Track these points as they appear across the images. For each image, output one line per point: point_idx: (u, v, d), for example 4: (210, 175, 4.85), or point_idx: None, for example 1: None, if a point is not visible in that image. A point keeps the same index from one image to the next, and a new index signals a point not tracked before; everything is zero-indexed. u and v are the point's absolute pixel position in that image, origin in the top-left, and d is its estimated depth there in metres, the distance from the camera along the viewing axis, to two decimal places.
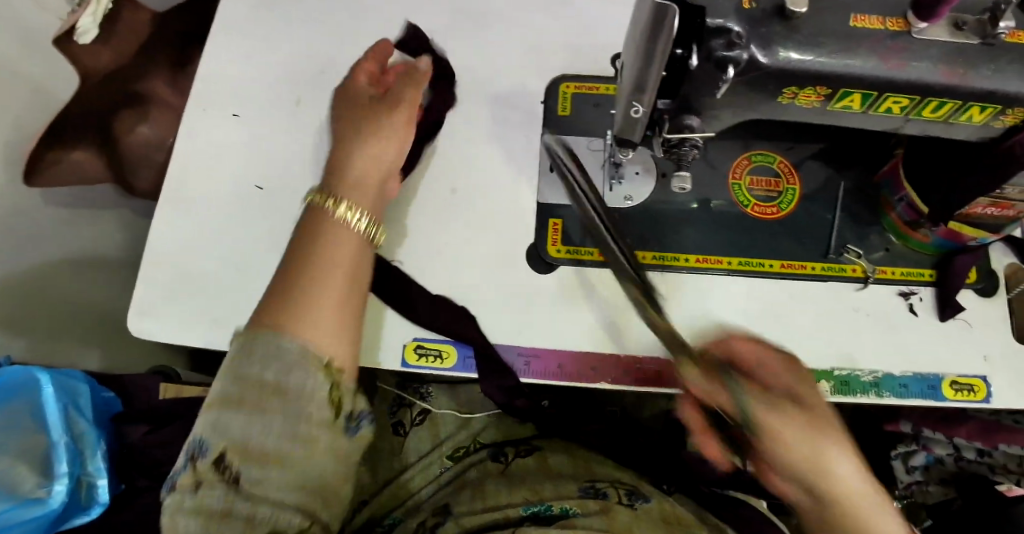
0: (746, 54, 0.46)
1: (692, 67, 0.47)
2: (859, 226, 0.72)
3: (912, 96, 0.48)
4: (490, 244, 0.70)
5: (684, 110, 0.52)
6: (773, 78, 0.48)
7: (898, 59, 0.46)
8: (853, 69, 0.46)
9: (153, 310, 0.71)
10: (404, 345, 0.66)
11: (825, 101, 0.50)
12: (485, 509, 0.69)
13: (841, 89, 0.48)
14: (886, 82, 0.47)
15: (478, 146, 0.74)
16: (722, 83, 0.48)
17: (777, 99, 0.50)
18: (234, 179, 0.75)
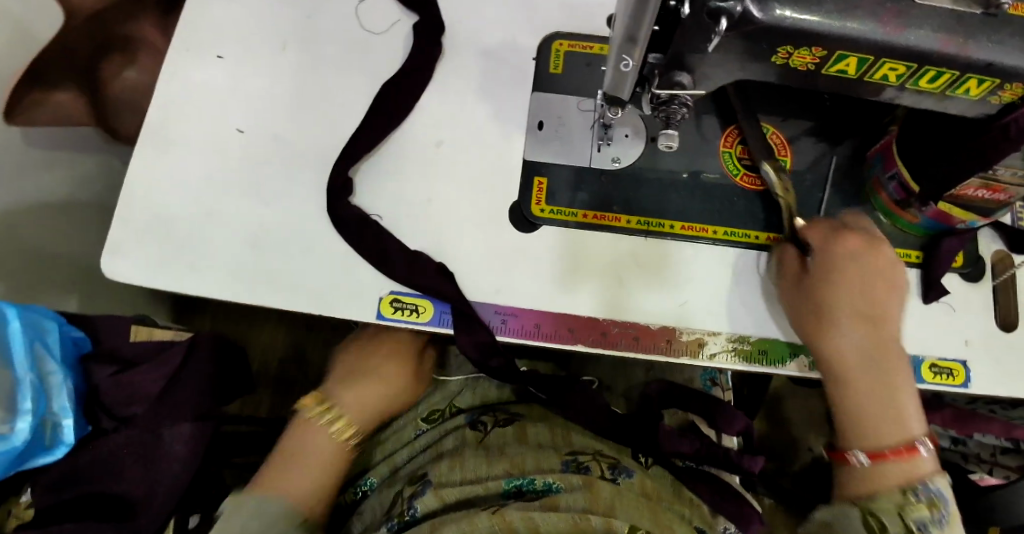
0: (740, 6, 0.43)
1: (684, 17, 0.44)
2: (849, 203, 0.71)
3: (908, 64, 0.46)
4: (474, 200, 0.68)
5: (674, 66, 0.49)
6: (765, 36, 0.46)
7: (896, 24, 0.44)
8: (850, 31, 0.44)
9: (128, 249, 0.69)
10: (381, 297, 0.65)
11: (820, 65, 0.49)
12: (462, 482, 0.67)
13: (837, 53, 0.46)
14: (883, 47, 0.45)
15: (466, 100, 0.72)
16: (715, 36, 0.45)
17: (771, 59, 0.48)
18: (216, 123, 0.73)
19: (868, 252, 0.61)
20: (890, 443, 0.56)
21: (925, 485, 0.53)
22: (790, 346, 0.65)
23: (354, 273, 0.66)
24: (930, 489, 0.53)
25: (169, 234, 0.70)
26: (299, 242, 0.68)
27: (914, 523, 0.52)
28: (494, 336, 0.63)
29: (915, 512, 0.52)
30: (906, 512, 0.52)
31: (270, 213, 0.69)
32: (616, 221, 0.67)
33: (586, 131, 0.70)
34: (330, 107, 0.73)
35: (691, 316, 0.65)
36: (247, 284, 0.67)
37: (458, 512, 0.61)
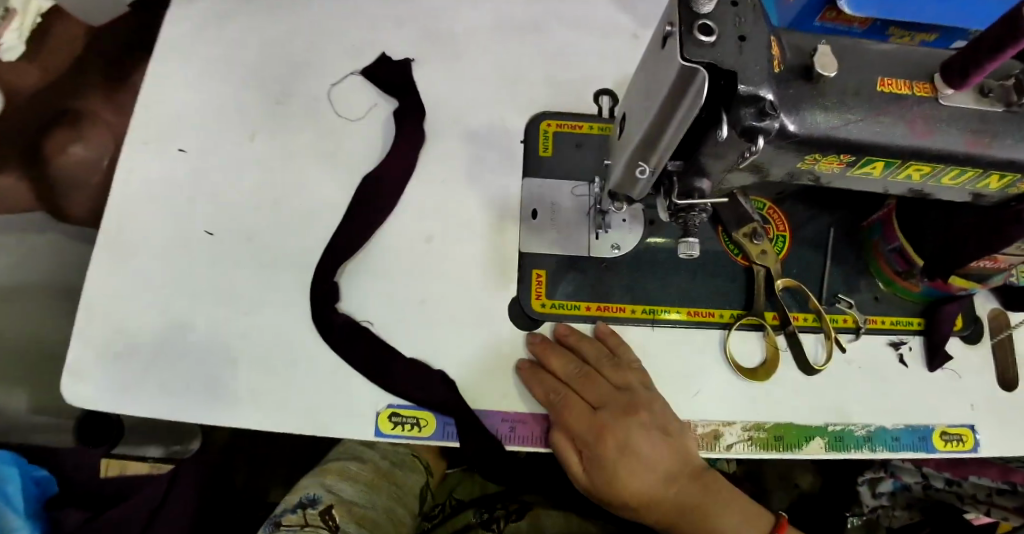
0: (778, 124, 0.37)
1: (720, 138, 0.38)
2: (848, 275, 0.70)
3: (935, 165, 0.41)
4: (469, 299, 0.64)
5: (695, 172, 0.44)
6: (796, 148, 0.40)
7: (925, 127, 0.40)
8: (889, 140, 0.39)
9: (89, 372, 0.62)
10: (378, 412, 0.61)
11: (845, 169, 0.43)
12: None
13: (865, 158, 0.41)
14: (911, 151, 0.40)
15: (453, 189, 0.68)
16: (748, 154, 0.39)
17: (797, 163, 0.43)
18: (180, 224, 0.67)
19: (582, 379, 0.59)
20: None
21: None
22: (804, 429, 0.64)
23: (348, 385, 0.62)
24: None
25: (135, 351, 0.63)
26: (284, 354, 0.63)
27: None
28: (503, 447, 0.60)
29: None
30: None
31: (248, 322, 0.64)
32: (622, 312, 0.65)
33: (583, 217, 0.67)
34: (306, 202, 0.67)
35: (705, 407, 0.63)
36: (230, 403, 0.61)
37: None
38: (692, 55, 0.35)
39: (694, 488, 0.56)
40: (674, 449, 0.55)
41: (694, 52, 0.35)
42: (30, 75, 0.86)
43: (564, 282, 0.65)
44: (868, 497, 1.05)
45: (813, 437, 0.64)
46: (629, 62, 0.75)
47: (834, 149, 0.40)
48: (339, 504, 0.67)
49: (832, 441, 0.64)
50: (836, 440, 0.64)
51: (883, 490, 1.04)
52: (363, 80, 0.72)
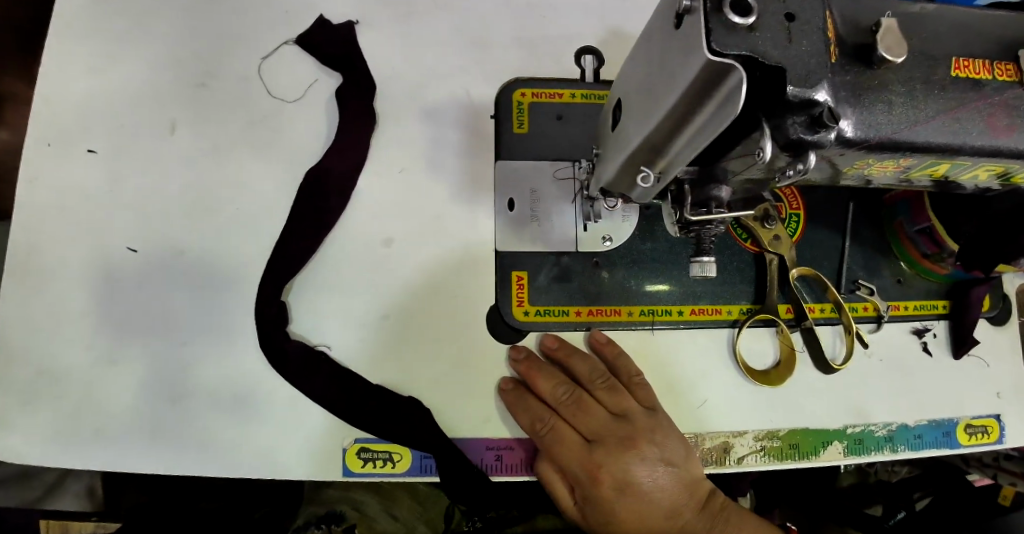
0: (834, 134, 0.30)
1: (759, 158, 0.30)
2: (869, 256, 0.61)
3: (1011, 166, 0.33)
4: (441, 312, 0.56)
5: (712, 181, 0.36)
6: (848, 156, 0.32)
7: (1007, 122, 0.32)
8: (961, 143, 0.31)
9: (12, 425, 0.53)
10: (345, 449, 0.53)
11: (899, 172, 0.36)
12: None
13: (927, 162, 0.33)
14: (988, 154, 0.32)
15: (415, 180, 0.58)
16: (791, 170, 0.32)
17: (841, 168, 0.35)
18: (97, 240, 0.56)
19: (576, 406, 0.51)
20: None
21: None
22: (821, 434, 0.58)
23: (311, 419, 0.54)
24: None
25: (59, 394, 0.54)
26: (233, 390, 0.54)
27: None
28: (487, 479, 0.53)
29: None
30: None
31: (188, 353, 0.54)
32: (616, 315, 0.56)
33: (567, 204, 0.57)
34: (243, 204, 0.57)
35: (714, 418, 0.56)
36: (176, 449, 0.53)
37: None
38: (721, 46, 0.26)
39: (697, 520, 0.51)
40: (678, 481, 0.50)
41: (725, 40, 0.27)
42: None
43: (549, 285, 0.56)
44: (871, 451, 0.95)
45: (831, 442, 0.58)
46: (616, 12, 0.64)
47: (894, 155, 0.32)
48: (358, 521, 0.70)
49: (851, 444, 0.59)
50: (855, 443, 0.59)
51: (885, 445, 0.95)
52: (298, 49, 0.61)
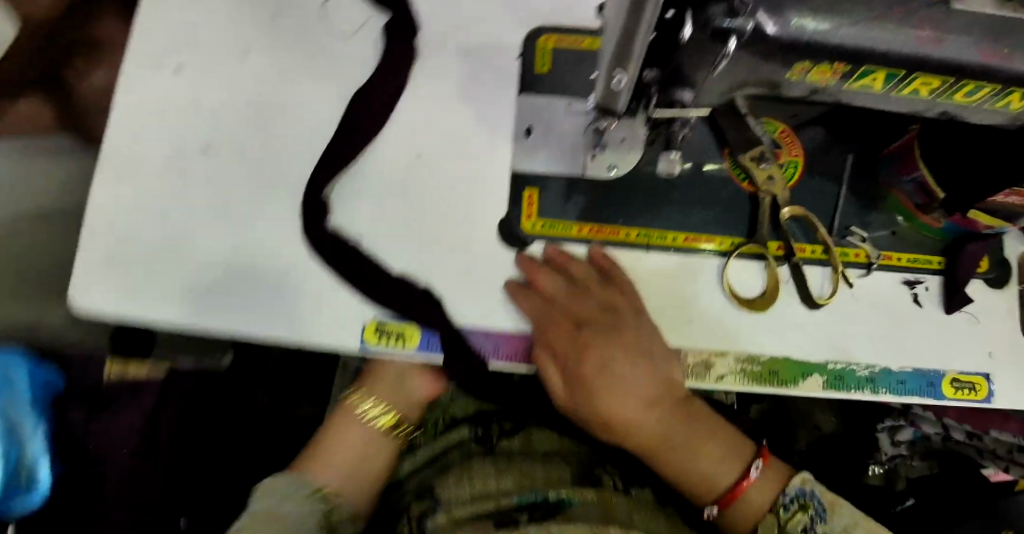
0: (751, 23, 0.36)
1: (686, 39, 0.39)
2: (864, 206, 0.65)
3: (944, 78, 0.39)
4: (460, 218, 0.63)
5: (674, 83, 0.44)
6: (780, 53, 0.38)
7: (934, 34, 0.36)
8: (888, 47, 0.37)
9: (96, 279, 0.61)
10: (364, 324, 0.61)
11: (841, 82, 0.41)
12: (472, 497, 0.67)
13: (862, 67, 0.39)
14: (916, 61, 0.37)
15: (447, 105, 0.66)
16: (722, 58, 0.39)
17: (787, 74, 0.40)
18: (176, 135, 0.66)
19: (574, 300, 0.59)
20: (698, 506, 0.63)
21: (785, 497, 0.61)
22: (802, 365, 0.61)
23: (339, 299, 0.62)
24: (797, 494, 0.61)
25: (134, 262, 0.62)
26: (273, 270, 0.62)
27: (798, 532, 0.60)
28: (485, 365, 0.59)
29: (792, 524, 0.60)
30: (785, 527, 0.61)
31: (245, 235, 0.63)
32: (615, 235, 0.62)
33: (577, 135, 0.64)
34: (299, 118, 0.66)
35: (698, 334, 0.61)
36: (223, 313, 0.61)
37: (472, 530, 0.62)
38: None
39: (676, 434, 0.60)
40: (663, 395, 0.59)
41: None
42: None
43: (558, 205, 0.63)
44: (885, 444, 0.91)
45: (811, 374, 0.61)
46: None
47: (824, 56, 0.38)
48: None
49: (832, 379, 0.61)
50: (835, 379, 0.61)
51: (901, 438, 0.90)
52: None
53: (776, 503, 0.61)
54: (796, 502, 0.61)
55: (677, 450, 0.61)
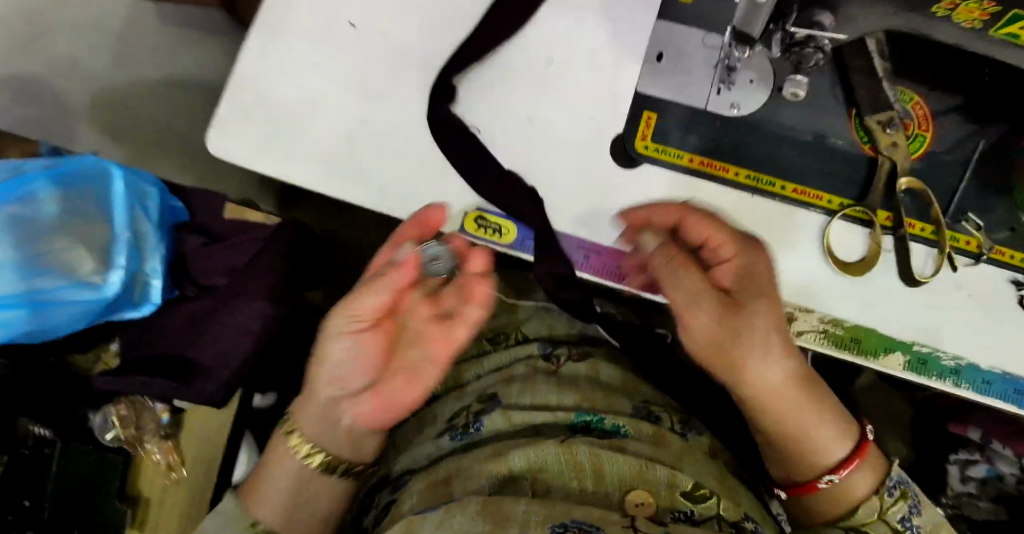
0: None
1: None
2: (984, 191, 0.63)
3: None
4: (578, 129, 0.64)
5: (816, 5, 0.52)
6: None
7: None
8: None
9: (231, 128, 0.64)
10: (466, 213, 0.64)
11: (988, 25, 0.46)
12: (532, 407, 0.64)
13: (1011, 11, 0.45)
14: None
15: (588, 19, 0.66)
16: None
17: (932, 11, 0.47)
18: (321, 4, 0.67)
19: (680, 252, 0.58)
20: (800, 477, 0.62)
21: (890, 481, 0.60)
22: (887, 339, 0.60)
23: (447, 184, 0.64)
24: (897, 481, 0.60)
25: (270, 117, 0.65)
26: (391, 152, 0.64)
27: (897, 520, 0.59)
28: (572, 273, 0.62)
29: (894, 512, 0.59)
30: (885, 514, 0.59)
31: (369, 111, 0.65)
32: (723, 172, 0.63)
33: (707, 68, 0.64)
34: (444, 6, 0.67)
35: (787, 285, 0.61)
36: (341, 180, 0.64)
37: (528, 435, 0.61)
38: None
39: (795, 401, 0.59)
40: (789, 358, 0.57)
41: None
42: None
43: (677, 135, 0.63)
44: (953, 479, 0.87)
45: (894, 350, 0.60)
46: None
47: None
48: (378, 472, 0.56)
49: (915, 361, 0.60)
50: (919, 362, 0.60)
51: (972, 475, 0.86)
52: None
53: (880, 487, 0.59)
54: (898, 489, 0.60)
55: (795, 413, 0.59)
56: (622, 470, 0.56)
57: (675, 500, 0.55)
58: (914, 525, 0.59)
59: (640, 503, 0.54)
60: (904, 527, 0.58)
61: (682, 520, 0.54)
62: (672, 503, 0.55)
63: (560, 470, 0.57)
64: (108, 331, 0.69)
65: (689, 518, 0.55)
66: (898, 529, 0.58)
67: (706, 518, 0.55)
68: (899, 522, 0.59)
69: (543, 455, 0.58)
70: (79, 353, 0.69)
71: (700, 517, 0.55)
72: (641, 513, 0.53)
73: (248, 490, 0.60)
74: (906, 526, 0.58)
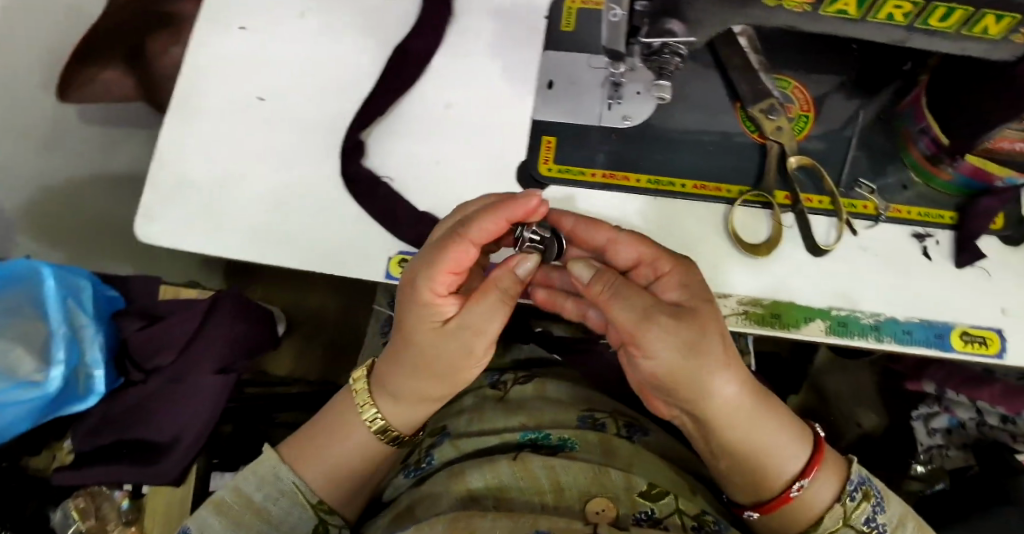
0: None
1: None
2: (876, 159, 0.66)
3: (916, 1, 0.46)
4: (485, 162, 0.68)
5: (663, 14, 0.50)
6: None
7: None
8: None
9: (160, 213, 0.69)
10: (389, 258, 0.66)
11: (817, 5, 0.48)
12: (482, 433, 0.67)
13: None
14: None
15: (480, 62, 0.72)
16: None
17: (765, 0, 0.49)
18: (239, 87, 0.73)
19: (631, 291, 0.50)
20: (767, 494, 0.54)
21: (852, 484, 0.53)
22: (805, 310, 0.63)
23: (369, 232, 0.67)
24: (859, 482, 0.54)
25: (195, 196, 0.70)
26: (311, 214, 0.68)
27: (862, 523, 0.53)
28: None
29: (858, 515, 0.53)
30: (850, 519, 0.53)
31: (288, 176, 0.70)
32: (625, 181, 0.66)
33: (597, 88, 0.69)
34: (346, 68, 0.73)
35: (708, 278, 0.64)
36: (265, 245, 0.68)
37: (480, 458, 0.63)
38: None
39: (754, 414, 0.52)
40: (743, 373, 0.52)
41: None
42: None
43: (580, 152, 0.67)
44: (920, 435, 0.91)
45: (813, 319, 0.63)
46: None
47: None
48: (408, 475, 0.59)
49: (835, 325, 0.63)
50: (839, 325, 0.63)
51: (937, 426, 0.90)
52: None
53: (841, 493, 0.53)
54: (861, 490, 0.54)
55: (748, 433, 0.53)
56: (580, 482, 0.57)
57: (635, 503, 0.56)
58: (881, 524, 0.53)
59: (599, 510, 0.55)
60: (870, 527, 0.53)
61: (642, 522, 0.55)
62: (632, 506, 0.56)
63: (521, 489, 0.58)
64: (60, 427, 0.73)
65: (650, 517, 0.56)
66: (863, 532, 0.53)
67: (667, 514, 0.56)
68: (865, 524, 0.53)
69: (499, 474, 0.59)
70: (32, 456, 0.73)
71: (662, 514, 0.56)
72: (601, 520, 0.54)
73: (297, 453, 0.59)
74: (872, 527, 0.53)
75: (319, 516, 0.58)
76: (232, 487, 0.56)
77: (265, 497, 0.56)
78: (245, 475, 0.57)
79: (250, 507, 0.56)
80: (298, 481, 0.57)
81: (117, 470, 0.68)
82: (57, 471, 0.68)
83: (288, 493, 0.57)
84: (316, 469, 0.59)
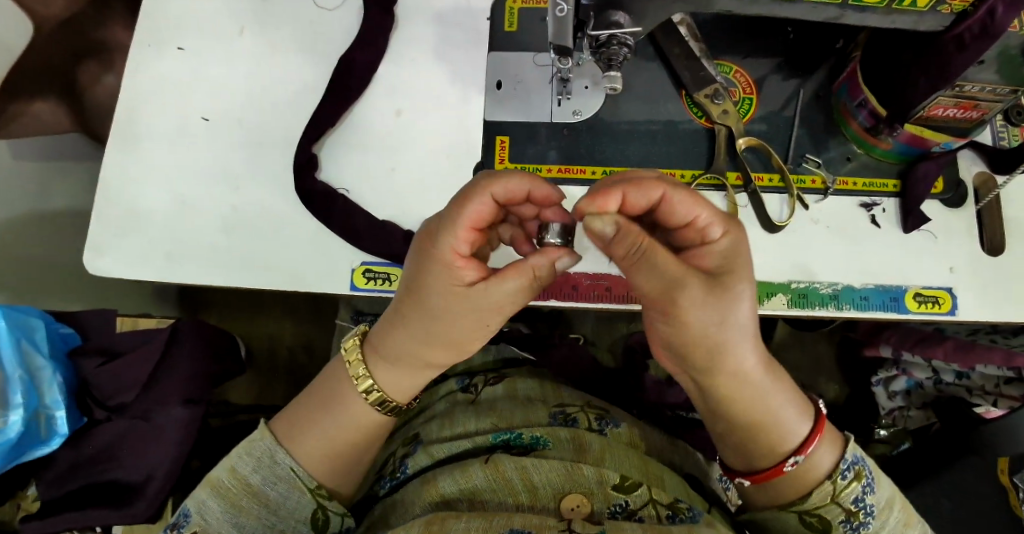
0: None
1: None
2: (818, 135, 0.69)
3: None
4: (439, 167, 0.68)
5: (609, 6, 0.51)
6: None
7: None
8: None
9: (110, 245, 0.67)
10: (353, 269, 0.66)
11: None
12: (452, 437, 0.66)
13: None
14: None
15: (425, 67, 0.72)
16: None
17: None
18: (180, 108, 0.72)
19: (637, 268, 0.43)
20: (767, 460, 0.54)
21: (844, 462, 0.52)
22: (765, 285, 0.65)
23: (330, 247, 0.67)
24: (853, 461, 0.52)
25: (143, 225, 0.68)
26: (269, 235, 0.67)
27: (851, 502, 0.52)
28: None
29: (848, 493, 0.52)
30: (840, 496, 0.52)
31: (239, 196, 0.68)
32: (582, 174, 0.68)
33: (545, 86, 0.70)
34: (291, 83, 0.72)
35: None
36: (221, 267, 0.66)
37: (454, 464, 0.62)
38: None
39: (765, 381, 0.51)
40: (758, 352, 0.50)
41: None
42: (52, 3, 0.87)
43: (536, 149, 0.68)
44: (884, 399, 0.98)
45: (775, 293, 0.65)
46: None
47: None
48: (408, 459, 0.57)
49: (795, 297, 0.65)
50: (798, 297, 0.65)
51: (897, 389, 0.95)
52: None
53: (834, 469, 0.52)
54: (853, 470, 0.52)
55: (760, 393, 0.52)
56: (553, 481, 0.57)
57: (609, 496, 0.57)
58: (869, 505, 0.52)
59: (575, 506, 0.55)
60: (858, 507, 0.52)
61: (617, 514, 0.56)
62: (606, 499, 0.56)
63: (494, 491, 0.57)
64: (23, 478, 0.71)
65: (624, 510, 0.56)
66: (851, 511, 0.52)
67: (641, 505, 0.56)
68: (854, 502, 0.52)
69: (471, 480, 0.58)
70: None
71: (635, 506, 0.57)
72: (577, 515, 0.54)
73: (286, 432, 0.56)
74: (859, 507, 0.52)
75: (316, 501, 0.55)
76: (227, 466, 0.53)
77: (263, 479, 0.53)
78: (239, 453, 0.54)
79: (247, 490, 0.53)
80: (292, 466, 0.54)
81: (88, 515, 0.66)
82: (22, 522, 0.65)
83: (285, 478, 0.54)
84: (307, 450, 0.55)
